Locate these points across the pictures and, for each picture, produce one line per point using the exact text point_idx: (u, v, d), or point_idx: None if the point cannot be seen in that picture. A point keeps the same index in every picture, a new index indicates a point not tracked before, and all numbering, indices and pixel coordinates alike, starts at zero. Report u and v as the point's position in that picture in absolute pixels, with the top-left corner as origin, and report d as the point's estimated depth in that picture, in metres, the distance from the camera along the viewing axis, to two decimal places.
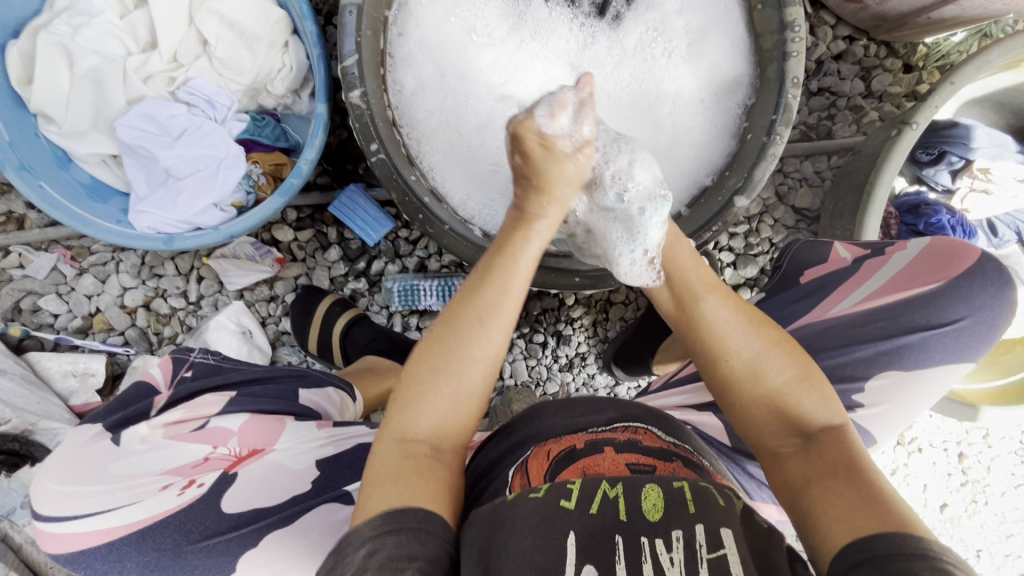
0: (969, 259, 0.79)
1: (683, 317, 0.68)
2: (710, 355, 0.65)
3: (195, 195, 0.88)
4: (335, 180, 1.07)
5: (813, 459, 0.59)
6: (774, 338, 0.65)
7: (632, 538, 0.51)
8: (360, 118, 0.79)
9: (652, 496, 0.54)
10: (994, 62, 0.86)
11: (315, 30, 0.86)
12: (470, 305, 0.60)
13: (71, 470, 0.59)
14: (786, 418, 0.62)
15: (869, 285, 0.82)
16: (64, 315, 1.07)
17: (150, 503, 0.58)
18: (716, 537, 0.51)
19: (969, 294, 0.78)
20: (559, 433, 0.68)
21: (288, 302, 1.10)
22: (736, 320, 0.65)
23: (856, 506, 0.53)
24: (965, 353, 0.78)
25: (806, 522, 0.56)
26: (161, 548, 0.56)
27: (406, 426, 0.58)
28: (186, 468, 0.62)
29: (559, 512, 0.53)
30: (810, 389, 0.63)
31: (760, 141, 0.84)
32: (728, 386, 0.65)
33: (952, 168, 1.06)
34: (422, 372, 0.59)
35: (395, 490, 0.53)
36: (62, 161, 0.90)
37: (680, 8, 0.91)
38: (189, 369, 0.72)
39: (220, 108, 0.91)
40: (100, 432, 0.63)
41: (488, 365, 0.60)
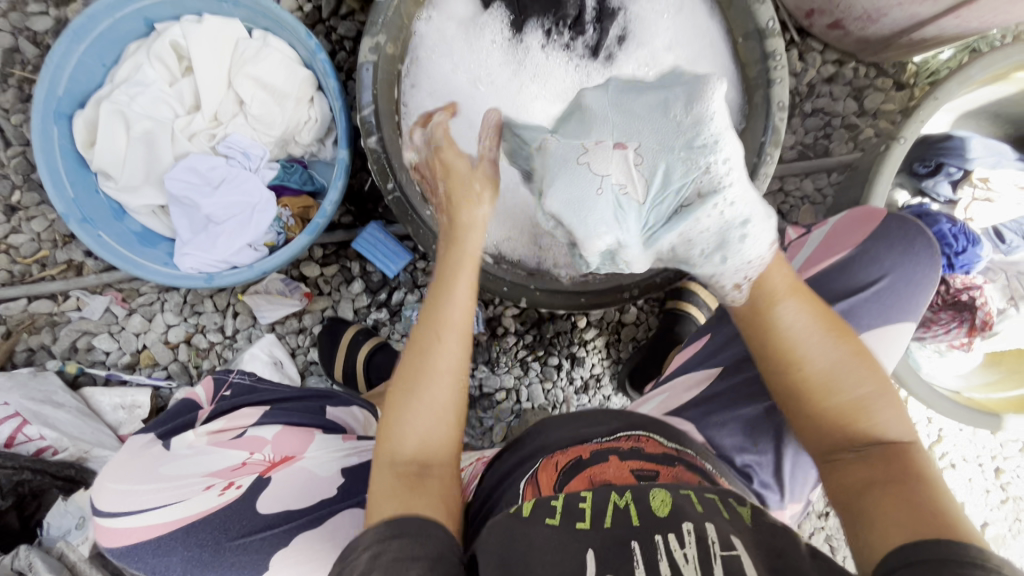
0: (878, 221, 0.85)
1: (756, 318, 0.67)
2: (786, 360, 0.65)
3: (233, 236, 0.98)
4: (357, 219, 1.16)
5: (878, 466, 0.58)
6: (859, 352, 0.64)
7: (647, 540, 0.56)
8: (377, 160, 0.88)
9: (658, 497, 0.61)
10: (976, 76, 0.90)
11: (336, 85, 0.96)
12: (425, 327, 0.66)
13: (130, 471, 0.66)
14: (854, 430, 0.62)
15: (796, 263, 0.88)
16: (114, 352, 1.17)
17: (194, 502, 0.63)
18: (728, 540, 0.55)
19: (878, 256, 0.82)
20: (566, 445, 0.74)
21: (315, 333, 1.17)
22: (814, 326, 0.65)
23: (920, 509, 0.51)
24: (891, 313, 0.81)
25: (856, 525, 0.55)
26: (204, 543, 0.60)
27: (395, 448, 0.62)
28: (225, 471, 0.68)
29: (577, 534, 0.58)
30: (885, 404, 0.62)
31: (751, 163, 0.90)
32: (803, 395, 0.64)
33: (951, 179, 1.08)
34: (406, 401, 0.63)
35: (394, 504, 0.57)
36: (117, 213, 1.01)
37: (669, 45, 0.96)
38: (228, 388, 0.80)
39: (254, 158, 1.01)
40: (152, 439, 0.71)
41: (454, 376, 0.65)
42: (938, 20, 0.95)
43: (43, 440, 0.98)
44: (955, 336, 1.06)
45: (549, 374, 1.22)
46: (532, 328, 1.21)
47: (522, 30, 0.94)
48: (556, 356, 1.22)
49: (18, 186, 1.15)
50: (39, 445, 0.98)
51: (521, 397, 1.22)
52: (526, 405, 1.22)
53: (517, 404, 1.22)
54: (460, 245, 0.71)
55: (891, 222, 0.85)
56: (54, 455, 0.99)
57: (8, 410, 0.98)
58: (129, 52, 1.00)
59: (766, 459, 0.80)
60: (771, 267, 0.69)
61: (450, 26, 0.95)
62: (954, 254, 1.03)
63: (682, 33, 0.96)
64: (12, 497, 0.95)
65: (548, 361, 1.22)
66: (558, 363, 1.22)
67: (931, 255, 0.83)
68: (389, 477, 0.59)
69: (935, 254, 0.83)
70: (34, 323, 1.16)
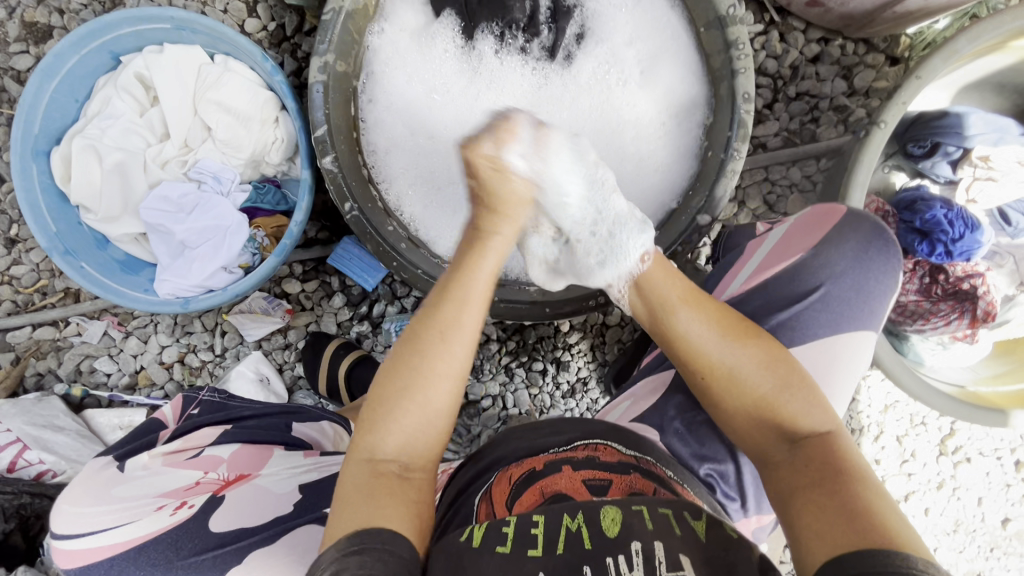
0: (834, 221, 0.81)
1: (661, 329, 0.72)
2: (690, 363, 0.69)
3: (204, 262, 1.00)
4: (334, 234, 1.17)
5: (799, 465, 0.60)
6: (763, 349, 0.67)
7: (598, 567, 0.52)
8: (334, 181, 0.87)
9: (610, 515, 0.56)
10: (963, 50, 0.84)
11: (296, 106, 0.97)
12: (428, 320, 0.65)
13: (86, 493, 0.68)
14: (774, 427, 0.64)
15: (749, 265, 0.85)
16: (115, 373, 1.21)
17: (146, 522, 0.65)
18: (677, 560, 0.52)
19: (830, 261, 0.79)
20: (521, 457, 0.71)
21: (300, 348, 1.19)
22: (711, 331, 0.69)
23: (838, 512, 0.53)
24: (844, 322, 0.78)
25: (789, 531, 0.56)
26: (156, 562, 0.63)
27: (375, 445, 0.61)
28: (178, 492, 0.70)
29: (524, 561, 0.53)
30: (797, 395, 0.64)
31: (718, 158, 0.85)
32: (715, 400, 0.68)
33: (951, 159, 1.00)
34: (391, 391, 0.62)
35: (353, 518, 0.56)
36: (101, 243, 1.05)
37: (629, 40, 0.94)
38: (196, 406, 0.82)
39: (225, 182, 1.02)
40: (110, 461, 0.73)
41: (454, 381, 0.64)
42: None
43: (42, 464, 1.06)
44: (958, 329, 0.99)
45: (535, 380, 1.20)
46: (514, 334, 1.20)
47: (473, 36, 0.93)
48: (540, 361, 1.20)
49: (15, 220, 1.20)
50: (40, 469, 1.06)
51: (507, 403, 1.21)
52: (512, 411, 1.21)
53: (503, 410, 1.21)
54: (485, 241, 0.70)
55: (847, 225, 0.81)
56: (54, 478, 1.07)
57: (11, 436, 1.06)
58: (100, 87, 1.03)
59: (728, 469, 0.78)
60: (658, 280, 0.73)
61: (403, 37, 0.94)
62: (950, 241, 0.96)
63: (642, 27, 0.93)
64: (16, 519, 1.00)
65: (533, 366, 1.21)
66: (543, 367, 1.20)
67: (888, 257, 0.80)
68: (364, 475, 0.60)
69: (892, 261, 0.79)
70: (40, 349, 1.20)
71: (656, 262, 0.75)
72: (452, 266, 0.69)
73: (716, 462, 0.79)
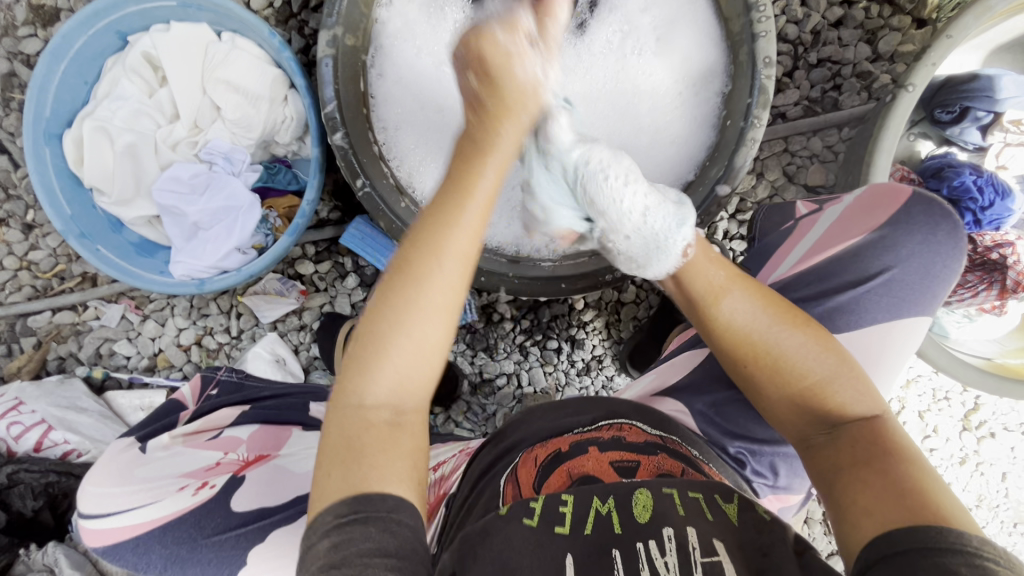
0: (899, 201, 0.79)
1: (703, 316, 0.70)
2: (736, 350, 0.67)
3: (218, 244, 1.00)
4: (345, 214, 1.16)
5: (843, 446, 0.58)
6: (815, 336, 0.64)
7: (630, 550, 0.52)
8: (344, 157, 0.86)
9: (641, 499, 0.56)
10: (997, 7, 0.80)
11: (305, 83, 0.95)
12: (416, 248, 0.56)
13: (108, 474, 0.68)
14: (819, 411, 0.62)
15: (804, 244, 0.82)
16: (134, 356, 1.23)
17: (168, 502, 0.65)
18: (710, 545, 0.52)
19: (894, 243, 0.76)
20: (546, 438, 0.70)
21: (315, 329, 1.19)
22: (759, 316, 0.66)
23: (889, 491, 0.52)
24: (909, 307, 0.76)
25: (833, 508, 0.55)
26: (179, 542, 0.63)
27: (361, 391, 0.54)
28: (199, 472, 0.70)
29: (554, 539, 0.53)
30: (846, 380, 0.62)
31: (738, 127, 0.82)
32: (756, 385, 0.66)
33: (980, 124, 0.96)
34: (374, 327, 0.55)
35: (343, 476, 0.51)
36: (115, 226, 1.05)
37: (644, 6, 0.91)
38: (215, 387, 0.83)
39: (236, 163, 1.02)
40: (131, 443, 0.74)
41: (446, 312, 0.56)
42: None
43: (67, 444, 1.08)
44: (986, 300, 0.97)
45: (549, 358, 1.20)
46: (528, 313, 1.20)
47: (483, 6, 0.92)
48: (555, 339, 1.20)
49: (31, 205, 1.21)
50: (65, 449, 1.08)
51: (522, 382, 1.21)
52: (527, 390, 1.21)
53: (518, 389, 1.20)
54: (489, 154, 0.60)
55: (915, 206, 0.78)
56: (79, 458, 1.09)
57: (36, 417, 1.08)
58: (108, 68, 1.02)
59: (756, 446, 0.77)
60: (701, 266, 0.71)
61: (411, 8, 0.92)
62: (979, 209, 0.93)
63: None
64: (43, 497, 1.03)
65: (547, 345, 1.20)
66: (558, 346, 1.20)
67: (953, 241, 0.77)
68: (358, 425, 0.53)
69: (959, 246, 0.77)
70: (60, 332, 1.22)
71: (698, 250, 0.72)
72: (446, 187, 0.58)
73: (748, 440, 0.78)
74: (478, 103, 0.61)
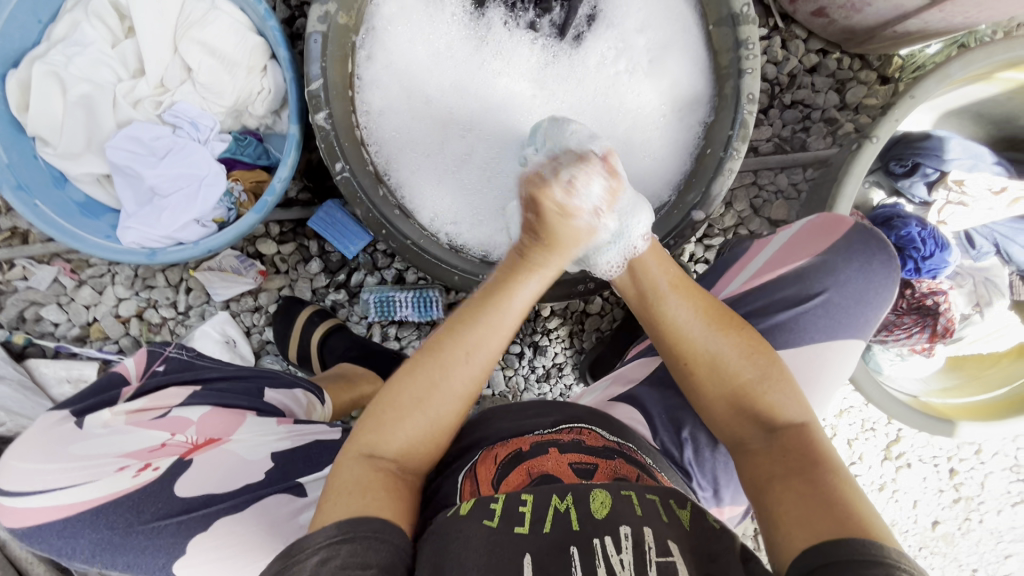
0: (841, 231, 0.83)
1: (648, 312, 0.75)
2: (676, 350, 0.72)
3: (176, 211, 0.94)
4: (315, 196, 1.11)
5: (779, 453, 0.62)
6: (744, 339, 0.70)
7: (586, 547, 0.54)
8: (324, 138, 0.82)
9: (599, 498, 0.58)
10: (956, 74, 0.86)
11: (288, 55, 0.91)
12: (456, 342, 0.66)
13: (33, 448, 0.61)
14: (752, 415, 0.67)
15: (750, 269, 0.87)
16: (64, 324, 1.14)
17: (107, 482, 0.60)
18: (666, 544, 0.54)
19: (832, 269, 0.81)
20: (506, 436, 0.71)
21: (270, 312, 1.14)
22: (697, 318, 0.71)
23: (817, 499, 0.56)
24: (842, 329, 0.81)
25: (768, 516, 0.58)
26: (115, 525, 0.59)
27: (375, 445, 0.63)
28: (142, 453, 0.64)
29: (513, 537, 0.54)
30: (775, 384, 0.68)
31: (717, 157, 0.86)
32: (694, 387, 0.71)
33: (927, 180, 1.05)
34: (403, 398, 0.65)
35: (347, 507, 0.57)
36: (58, 181, 0.97)
37: (641, 26, 0.92)
38: (162, 363, 0.74)
39: (203, 129, 0.96)
40: (64, 418, 0.65)
41: (463, 399, 0.67)
42: (921, 13, 0.88)
43: None
44: (918, 341, 1.06)
45: (510, 362, 1.20)
46: None
47: (483, 4, 0.91)
48: (518, 344, 1.20)
49: None
50: None
51: (482, 384, 1.21)
52: (486, 392, 1.21)
53: (477, 390, 1.20)
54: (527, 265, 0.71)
55: (855, 235, 0.83)
56: None
57: None
58: (66, 9, 0.94)
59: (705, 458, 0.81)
60: (653, 264, 0.76)
61: None
62: (920, 258, 1.02)
63: (654, 16, 0.91)
64: None
65: (510, 349, 1.20)
66: (520, 351, 1.20)
67: (891, 270, 0.82)
68: (361, 470, 0.61)
69: (894, 274, 0.82)
70: None
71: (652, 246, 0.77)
72: (497, 285, 0.70)
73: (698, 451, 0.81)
74: (533, 230, 0.71)
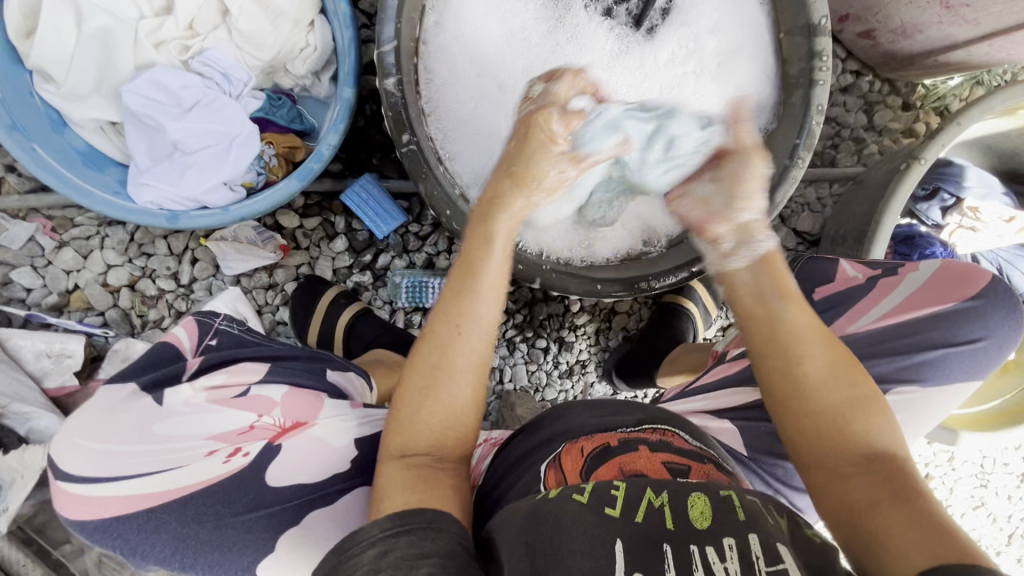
0: (981, 280, 0.80)
1: (760, 315, 0.61)
2: (784, 359, 0.59)
3: (204, 171, 0.84)
4: (347, 168, 1.03)
5: (878, 481, 0.54)
6: (846, 358, 0.60)
7: (683, 545, 0.49)
8: (393, 105, 0.77)
9: (698, 504, 0.52)
10: (997, 107, 0.92)
11: (348, 12, 0.83)
12: (444, 318, 0.59)
13: (111, 427, 0.61)
14: (846, 436, 0.57)
15: (888, 304, 0.83)
16: (38, 290, 1.00)
17: (199, 468, 0.62)
18: (773, 551, 0.48)
19: (984, 315, 0.80)
20: (590, 431, 0.67)
21: (287, 291, 1.05)
22: (811, 328, 0.60)
23: (930, 530, 0.49)
24: (976, 378, 0.81)
25: (864, 542, 0.51)
26: (205, 518, 0.59)
27: (406, 443, 0.58)
28: (230, 435, 0.65)
29: (605, 521, 0.50)
30: (876, 413, 0.58)
31: (781, 165, 0.84)
32: (792, 399, 0.59)
33: (943, 205, 1.11)
34: (411, 385, 0.59)
35: (405, 498, 0.53)
36: (57, 125, 0.85)
37: (713, 27, 0.91)
38: (215, 337, 0.77)
39: (236, 83, 0.87)
40: (138, 392, 0.65)
41: (476, 373, 0.59)
42: (970, 46, 0.96)
43: None
44: None
45: (535, 357, 1.17)
46: (523, 308, 1.16)
47: None
48: (544, 338, 1.17)
49: None
50: None
51: (504, 377, 1.17)
52: (507, 386, 1.18)
53: (499, 384, 1.17)
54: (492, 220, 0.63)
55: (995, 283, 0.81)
56: None
57: None
58: None
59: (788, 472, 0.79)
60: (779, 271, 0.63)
61: None
62: None
63: (727, 17, 0.90)
64: None
65: (536, 343, 1.17)
66: (546, 345, 1.17)
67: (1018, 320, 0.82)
68: (396, 472, 0.56)
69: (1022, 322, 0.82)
70: None
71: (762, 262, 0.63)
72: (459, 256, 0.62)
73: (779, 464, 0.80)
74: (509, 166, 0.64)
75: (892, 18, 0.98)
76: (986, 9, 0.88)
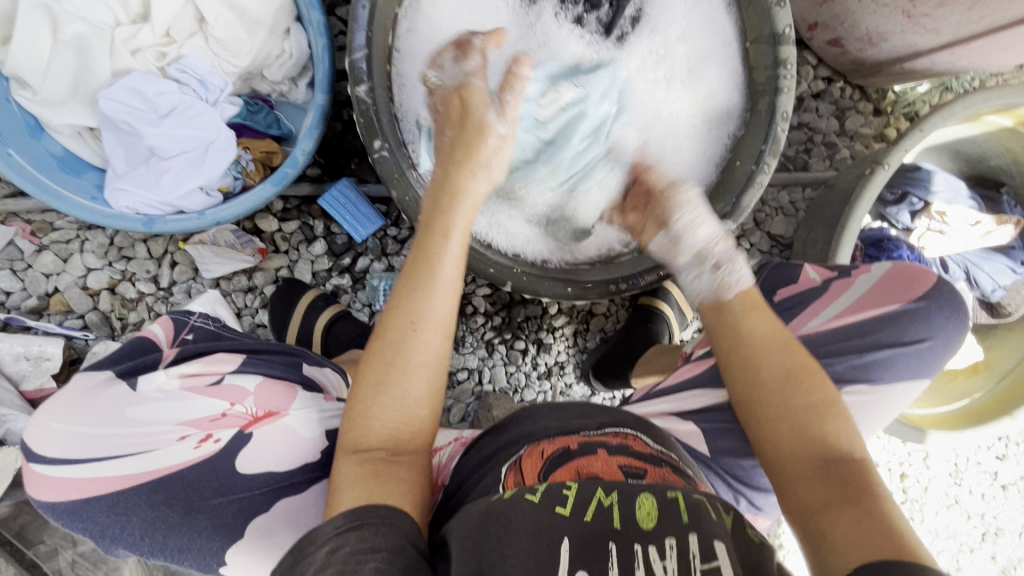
0: (927, 282, 0.83)
1: (723, 323, 0.70)
2: (744, 364, 0.67)
3: (180, 176, 0.85)
4: (325, 173, 1.05)
5: (831, 479, 0.58)
6: (800, 361, 0.66)
7: (626, 546, 0.51)
8: (364, 112, 0.78)
9: (646, 505, 0.54)
10: (958, 113, 0.94)
11: (322, 20, 0.85)
12: (400, 313, 0.62)
13: (81, 411, 0.62)
14: (811, 440, 0.62)
15: (840, 303, 0.85)
16: (18, 293, 1.01)
17: (169, 452, 0.62)
18: (710, 550, 0.50)
19: (929, 317, 0.82)
20: (553, 435, 0.68)
21: (266, 294, 1.06)
22: (773, 334, 0.68)
23: (879, 532, 0.53)
24: (928, 373, 0.83)
25: (814, 536, 0.56)
26: (173, 503, 0.60)
27: (360, 438, 0.59)
28: (202, 421, 0.65)
29: (554, 518, 0.52)
30: (836, 419, 0.63)
31: (748, 170, 0.86)
32: (761, 402, 0.65)
33: (912, 209, 1.14)
34: (365, 381, 0.60)
35: (359, 494, 0.54)
36: (34, 130, 0.86)
37: (682, 35, 0.92)
38: (189, 332, 0.79)
39: (212, 90, 0.88)
40: (111, 379, 0.66)
41: (431, 367, 0.61)
42: (933, 54, 0.98)
43: None
44: None
45: (514, 359, 1.19)
46: (501, 310, 1.18)
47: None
48: (523, 340, 1.19)
49: None
50: None
51: (483, 379, 1.19)
52: (486, 387, 1.19)
53: (477, 385, 1.18)
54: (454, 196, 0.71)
55: (944, 285, 0.83)
56: None
57: None
58: None
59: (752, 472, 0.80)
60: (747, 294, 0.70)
61: None
62: None
63: (698, 24, 0.91)
64: None
65: (514, 345, 1.19)
66: (525, 347, 1.19)
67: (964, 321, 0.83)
68: (353, 467, 0.57)
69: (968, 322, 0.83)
70: None
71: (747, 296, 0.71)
72: (420, 247, 0.67)
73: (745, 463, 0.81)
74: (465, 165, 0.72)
75: (857, 26, 1.01)
76: (944, 19, 0.90)
